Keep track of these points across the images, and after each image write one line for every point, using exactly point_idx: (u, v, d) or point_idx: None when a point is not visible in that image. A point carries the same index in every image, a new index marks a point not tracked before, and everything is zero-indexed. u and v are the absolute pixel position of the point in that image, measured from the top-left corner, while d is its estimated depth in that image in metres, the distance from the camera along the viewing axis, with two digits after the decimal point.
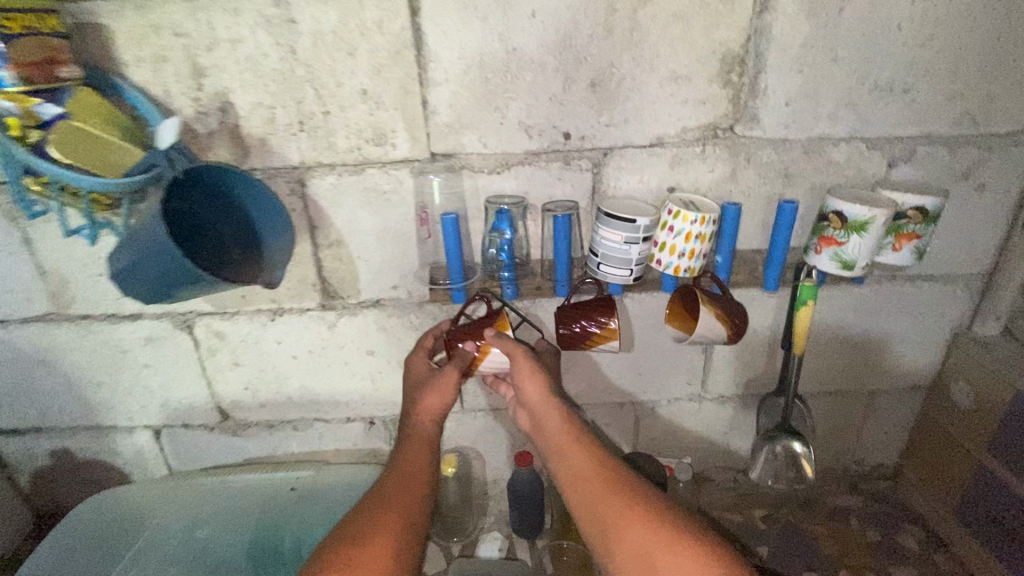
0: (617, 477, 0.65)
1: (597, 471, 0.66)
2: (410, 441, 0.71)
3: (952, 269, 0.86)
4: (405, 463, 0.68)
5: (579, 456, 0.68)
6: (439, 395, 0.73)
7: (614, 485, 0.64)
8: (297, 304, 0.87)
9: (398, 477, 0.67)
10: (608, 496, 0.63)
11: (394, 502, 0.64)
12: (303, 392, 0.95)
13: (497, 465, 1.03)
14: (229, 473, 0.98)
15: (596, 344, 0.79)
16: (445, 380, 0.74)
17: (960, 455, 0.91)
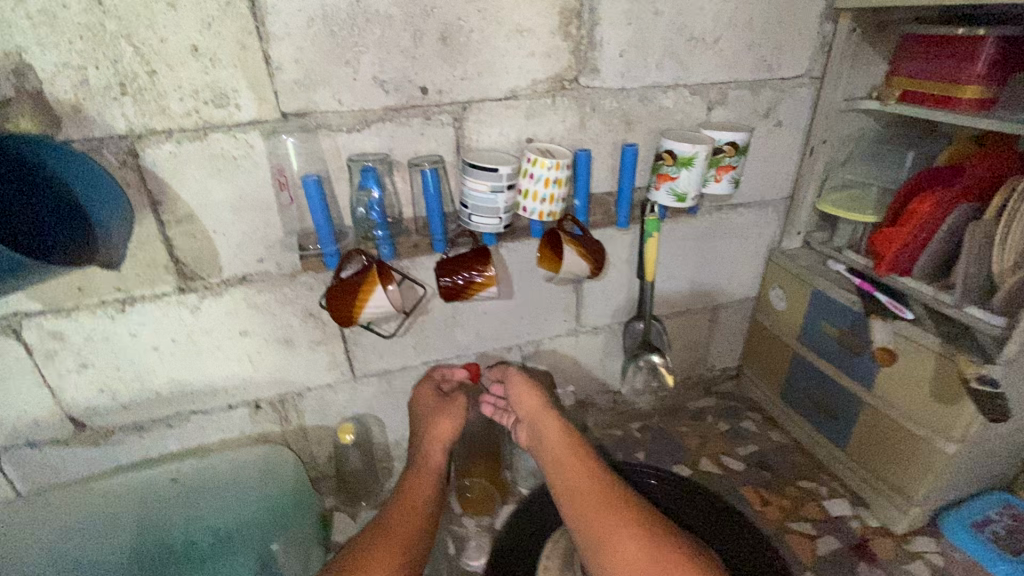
0: (608, 484, 0.76)
1: (589, 480, 0.77)
2: (420, 471, 0.85)
3: (763, 196, 1.03)
4: (409, 493, 0.81)
5: (574, 469, 0.79)
6: (452, 417, 0.88)
7: (603, 494, 0.74)
8: (150, 290, 0.80)
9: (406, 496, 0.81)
10: (596, 502, 0.73)
11: (396, 528, 0.75)
12: (173, 385, 0.88)
13: (397, 427, 1.04)
14: (93, 481, 0.90)
15: (475, 293, 0.83)
16: (453, 402, 0.91)
17: (778, 346, 1.11)
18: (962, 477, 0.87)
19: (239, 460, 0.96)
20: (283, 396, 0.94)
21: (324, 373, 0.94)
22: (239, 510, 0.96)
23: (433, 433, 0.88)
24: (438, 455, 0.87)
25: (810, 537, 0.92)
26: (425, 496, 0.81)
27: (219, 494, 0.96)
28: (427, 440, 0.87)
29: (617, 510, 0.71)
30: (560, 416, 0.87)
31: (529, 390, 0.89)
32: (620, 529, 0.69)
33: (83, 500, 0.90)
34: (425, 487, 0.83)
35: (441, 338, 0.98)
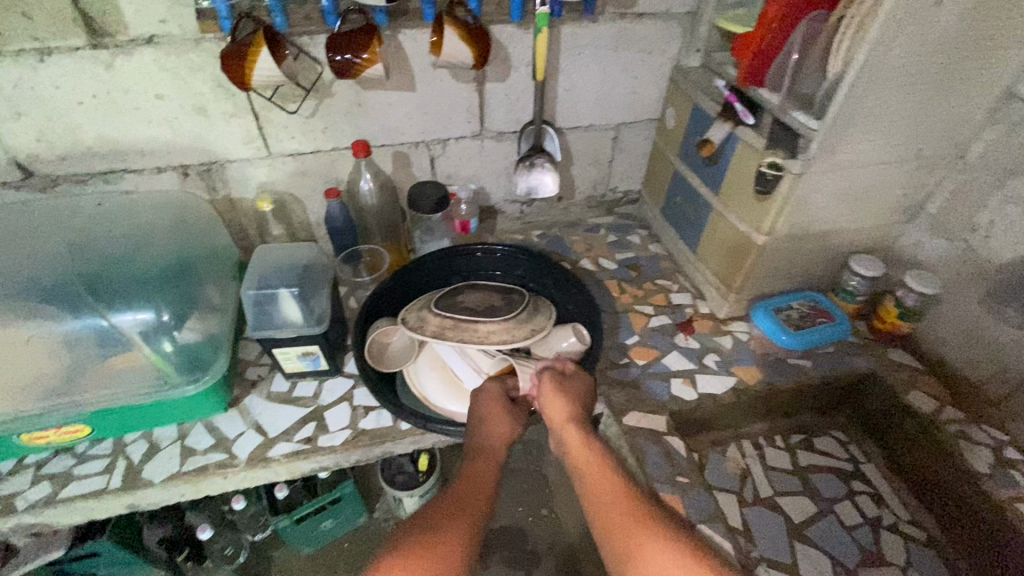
0: (648, 516, 0.61)
1: (633, 516, 0.62)
2: (477, 456, 0.72)
3: (666, 7, 1.06)
4: (469, 481, 0.68)
5: (610, 485, 0.66)
6: (507, 421, 0.78)
7: (655, 541, 0.59)
8: (62, 42, 0.86)
9: (458, 497, 0.65)
10: (635, 520, 0.61)
11: (468, 504, 0.64)
12: (103, 142, 0.99)
13: (317, 209, 1.18)
14: (28, 197, 1.01)
15: (360, 74, 0.89)
16: (513, 408, 0.81)
17: (666, 166, 1.22)
18: (776, 272, 1.04)
19: (161, 202, 1.07)
20: (207, 166, 1.06)
21: (242, 147, 1.05)
22: (156, 230, 1.01)
23: (483, 432, 0.76)
24: (500, 446, 0.75)
25: (648, 316, 1.12)
26: (474, 490, 0.67)
27: (142, 225, 1.03)
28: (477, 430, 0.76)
29: (659, 539, 0.59)
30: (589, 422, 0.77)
31: (557, 397, 0.78)
32: (656, 545, 0.58)
33: (17, 213, 1.00)
34: (474, 480, 0.68)
35: (350, 125, 1.07)
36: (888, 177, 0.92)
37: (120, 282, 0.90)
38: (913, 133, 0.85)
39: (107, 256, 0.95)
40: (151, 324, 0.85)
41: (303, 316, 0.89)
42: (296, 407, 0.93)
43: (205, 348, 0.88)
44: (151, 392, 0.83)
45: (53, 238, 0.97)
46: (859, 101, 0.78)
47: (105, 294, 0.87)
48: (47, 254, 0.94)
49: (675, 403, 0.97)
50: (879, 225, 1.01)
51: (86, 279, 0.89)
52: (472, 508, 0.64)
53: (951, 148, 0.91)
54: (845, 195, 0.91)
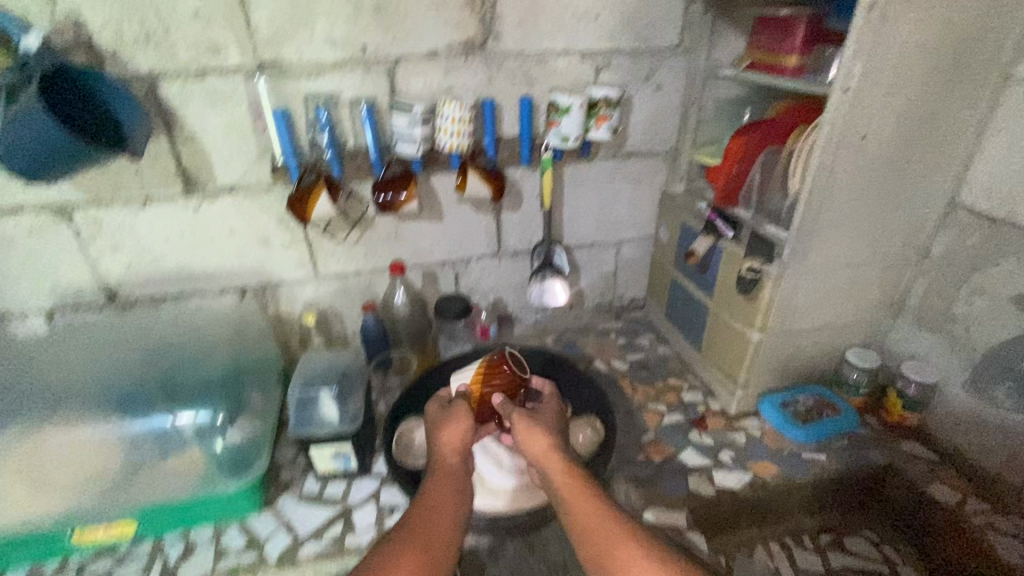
0: (619, 527, 0.70)
1: (604, 532, 0.69)
2: (439, 476, 0.79)
3: (651, 147, 1.27)
4: (430, 500, 0.75)
5: (586, 506, 0.73)
6: (462, 431, 0.84)
7: (623, 551, 0.67)
8: (162, 192, 1.08)
9: (422, 520, 0.72)
10: (607, 534, 0.69)
11: (424, 524, 0.71)
12: (179, 269, 1.17)
13: (353, 322, 1.32)
14: (113, 315, 1.17)
15: (400, 207, 1.09)
16: (459, 415, 0.85)
17: (665, 275, 1.35)
18: (776, 367, 1.10)
19: (223, 317, 1.23)
20: (262, 286, 1.23)
21: (294, 269, 1.23)
22: (217, 348, 1.17)
23: (450, 445, 0.82)
24: (453, 458, 0.82)
25: (661, 413, 1.17)
26: (450, 506, 0.75)
27: (205, 342, 1.18)
28: (446, 450, 0.82)
29: (626, 548, 0.67)
30: (564, 449, 0.82)
31: (531, 428, 0.83)
32: (624, 554, 0.66)
33: (102, 326, 1.16)
34: (447, 497, 0.76)
35: (387, 249, 1.24)
36: (862, 275, 1.02)
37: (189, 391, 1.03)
38: (874, 241, 0.98)
39: (176, 368, 1.09)
40: (205, 425, 0.96)
41: (341, 416, 0.98)
42: (325, 507, 0.97)
43: (250, 449, 0.97)
44: (199, 489, 0.91)
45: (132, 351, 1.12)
46: (818, 215, 0.91)
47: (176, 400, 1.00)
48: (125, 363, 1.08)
49: (693, 498, 0.98)
50: (865, 318, 1.09)
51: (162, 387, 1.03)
52: (432, 528, 0.71)
53: (914, 250, 1.03)
54: (824, 291, 1.02)
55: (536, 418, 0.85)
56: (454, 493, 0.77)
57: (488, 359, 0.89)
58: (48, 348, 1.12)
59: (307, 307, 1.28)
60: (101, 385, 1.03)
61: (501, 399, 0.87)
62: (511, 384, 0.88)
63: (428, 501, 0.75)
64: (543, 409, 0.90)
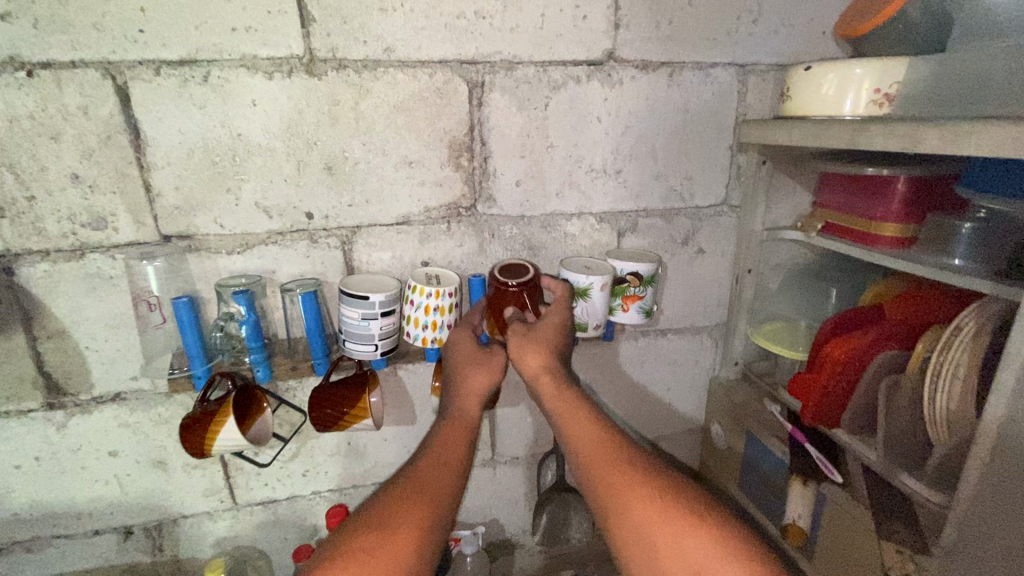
0: (633, 471, 0.60)
1: (615, 471, 0.61)
2: (448, 423, 0.70)
3: (694, 323, 0.96)
4: (438, 451, 0.66)
5: (596, 443, 0.64)
6: (485, 372, 0.72)
7: (634, 490, 0.58)
8: (13, 406, 0.76)
9: (426, 475, 0.63)
10: (615, 470, 0.61)
11: (427, 482, 0.62)
12: (32, 507, 0.81)
13: (285, 563, 0.94)
14: None
15: (349, 425, 0.77)
16: (494, 363, 0.73)
17: (722, 492, 0.98)
18: None
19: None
20: (155, 522, 0.87)
21: (202, 498, 0.87)
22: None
23: (466, 386, 0.72)
24: (471, 407, 0.71)
25: None
26: (456, 455, 0.66)
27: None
28: (460, 390, 0.72)
29: (639, 485, 0.59)
30: (560, 371, 0.72)
31: (530, 342, 0.72)
32: (638, 494, 0.58)
33: None
34: (456, 442, 0.67)
35: (335, 465, 0.90)
36: None
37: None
38: None
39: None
40: None
41: None
42: None
43: None
44: None
45: None
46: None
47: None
48: None
49: None
50: None
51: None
52: (440, 481, 0.63)
53: None
54: None
55: (532, 334, 0.73)
56: (465, 450, 0.67)
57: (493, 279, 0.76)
58: None
59: (219, 546, 0.90)
60: None
61: (505, 310, 0.76)
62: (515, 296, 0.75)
63: (428, 465, 0.64)
64: (545, 317, 0.76)
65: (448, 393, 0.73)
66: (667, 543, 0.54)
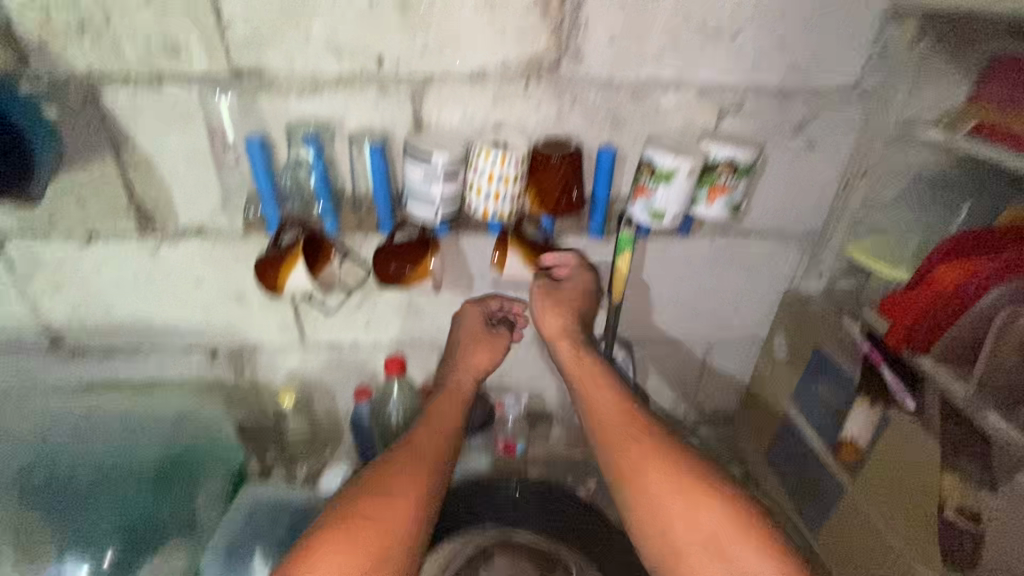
0: (652, 447, 0.64)
1: (631, 436, 0.65)
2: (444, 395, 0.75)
3: (783, 226, 0.87)
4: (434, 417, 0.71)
5: (616, 417, 0.68)
6: (489, 353, 0.81)
7: (648, 454, 0.63)
8: (111, 228, 0.82)
9: (421, 440, 0.66)
10: (627, 438, 0.65)
11: (421, 449, 0.66)
12: (135, 319, 0.92)
13: (345, 400, 1.03)
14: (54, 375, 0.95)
15: (411, 284, 0.78)
16: (495, 343, 0.82)
17: (772, 402, 0.96)
18: None
19: (184, 392, 0.98)
20: (236, 348, 0.96)
21: (277, 334, 0.95)
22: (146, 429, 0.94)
23: (469, 364, 0.80)
24: (468, 382, 0.78)
25: None
26: (448, 421, 0.71)
27: (131, 426, 0.94)
28: (459, 366, 0.80)
29: (653, 454, 0.63)
30: (581, 340, 0.78)
31: (554, 314, 0.78)
32: (653, 466, 0.62)
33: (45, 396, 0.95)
34: (452, 411, 0.72)
35: (395, 322, 0.94)
36: None
37: (118, 483, 0.87)
38: None
39: (88, 474, 0.88)
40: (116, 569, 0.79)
41: None
42: None
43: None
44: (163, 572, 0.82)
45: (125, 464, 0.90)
46: None
47: (96, 510, 0.84)
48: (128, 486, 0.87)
49: None
50: None
51: (93, 481, 0.87)
52: (432, 449, 0.66)
53: None
54: None
55: None
56: (461, 412, 0.73)
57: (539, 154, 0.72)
58: None
59: (290, 377, 1.00)
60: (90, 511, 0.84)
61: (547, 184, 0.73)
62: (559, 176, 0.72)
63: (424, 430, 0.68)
64: (571, 279, 0.81)
65: (447, 369, 0.80)
66: (680, 511, 0.59)
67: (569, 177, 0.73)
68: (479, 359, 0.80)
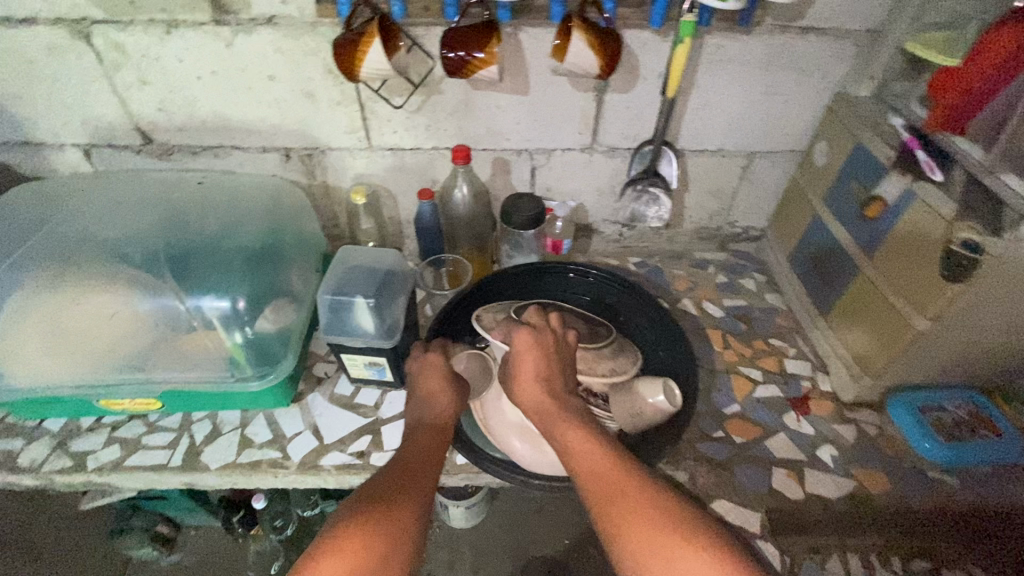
0: (637, 488, 0.60)
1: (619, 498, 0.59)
2: (422, 426, 0.74)
3: (843, 23, 0.87)
4: (419, 443, 0.71)
5: (608, 482, 0.61)
6: (447, 391, 0.78)
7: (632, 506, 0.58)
8: (189, 17, 0.85)
9: (411, 464, 0.67)
10: (617, 497, 0.59)
11: (411, 469, 0.66)
12: (215, 117, 0.98)
13: (407, 206, 1.13)
14: (149, 166, 1.04)
15: (474, 73, 0.82)
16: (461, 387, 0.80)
17: (805, 208, 1.03)
18: (931, 361, 0.83)
19: (261, 184, 1.05)
20: (309, 151, 1.03)
21: (344, 135, 1.01)
22: (249, 211, 0.99)
23: (434, 405, 0.77)
24: (442, 415, 0.76)
25: (754, 382, 0.96)
26: (434, 450, 0.71)
27: (234, 203, 1.00)
28: (422, 402, 0.77)
29: (637, 499, 0.58)
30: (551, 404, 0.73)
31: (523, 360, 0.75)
32: (636, 506, 0.58)
33: (137, 179, 1.03)
34: (431, 442, 0.72)
35: (454, 125, 0.99)
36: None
37: (220, 248, 0.91)
38: None
39: (200, 235, 0.93)
40: (229, 314, 0.83)
41: (381, 325, 0.83)
42: (355, 415, 0.90)
43: (274, 342, 0.85)
44: (223, 382, 0.82)
45: (218, 231, 0.94)
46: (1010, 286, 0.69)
47: (205, 263, 0.88)
48: (233, 254, 0.91)
49: (774, 499, 0.81)
50: None
51: (199, 244, 0.91)
52: (423, 472, 0.66)
53: None
54: (976, 342, 0.79)
55: (614, 41, 0.80)
56: (440, 438, 0.73)
57: None
58: (71, 193, 0.99)
59: (357, 182, 1.08)
60: (198, 260, 0.88)
61: None
62: None
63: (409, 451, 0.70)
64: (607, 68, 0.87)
65: (416, 407, 0.77)
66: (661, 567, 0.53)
67: None
68: (440, 402, 0.77)
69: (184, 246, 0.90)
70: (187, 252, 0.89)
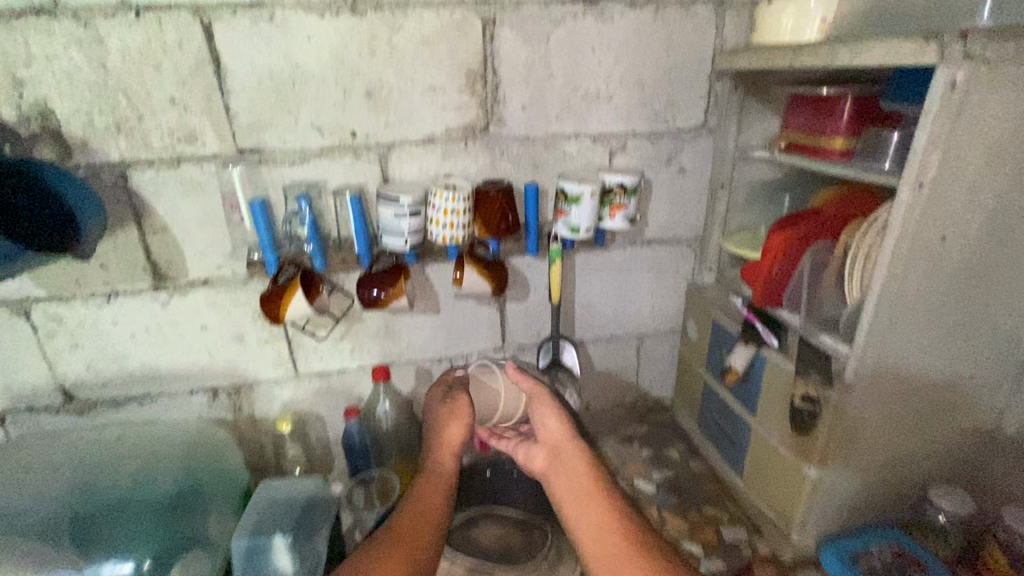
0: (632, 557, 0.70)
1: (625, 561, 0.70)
2: (430, 474, 0.83)
3: (675, 233, 1.13)
4: (422, 498, 0.79)
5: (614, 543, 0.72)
6: (459, 424, 0.85)
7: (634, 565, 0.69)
8: (129, 285, 0.97)
9: (412, 523, 0.75)
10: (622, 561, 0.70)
11: (416, 529, 0.74)
12: (144, 368, 1.03)
13: (336, 425, 1.15)
14: (63, 427, 1.02)
15: (388, 305, 0.96)
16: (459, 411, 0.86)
17: (694, 376, 1.17)
18: (838, 505, 0.88)
19: (184, 427, 1.07)
20: (236, 387, 1.08)
21: (271, 367, 1.08)
22: (168, 457, 1.01)
23: (440, 440, 0.84)
24: (446, 460, 0.84)
25: (696, 558, 0.95)
26: (436, 501, 0.79)
27: (155, 451, 1.03)
28: (437, 444, 0.84)
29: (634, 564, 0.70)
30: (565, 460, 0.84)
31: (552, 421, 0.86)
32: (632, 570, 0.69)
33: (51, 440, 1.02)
34: (434, 492, 0.80)
35: (375, 346, 1.10)
36: (902, 467, 0.88)
37: (134, 503, 0.93)
38: (925, 412, 0.83)
39: (115, 493, 0.94)
40: None
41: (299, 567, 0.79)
42: None
43: None
44: None
45: (133, 486, 0.96)
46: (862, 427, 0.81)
47: (116, 524, 0.89)
48: (146, 507, 0.92)
49: None
50: (939, 444, 0.88)
51: (111, 504, 0.92)
52: (419, 530, 0.74)
53: (974, 424, 0.88)
54: (865, 481, 0.87)
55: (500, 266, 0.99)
56: (445, 487, 0.82)
57: (486, 191, 0.94)
58: None
59: (285, 410, 1.12)
60: (108, 520, 0.89)
61: (490, 213, 0.95)
62: (498, 206, 0.95)
63: (417, 508, 0.77)
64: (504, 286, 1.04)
65: (430, 444, 0.85)
66: None
67: (505, 207, 0.95)
68: (454, 430, 0.84)
69: (95, 508, 0.91)
70: (96, 513, 0.90)
